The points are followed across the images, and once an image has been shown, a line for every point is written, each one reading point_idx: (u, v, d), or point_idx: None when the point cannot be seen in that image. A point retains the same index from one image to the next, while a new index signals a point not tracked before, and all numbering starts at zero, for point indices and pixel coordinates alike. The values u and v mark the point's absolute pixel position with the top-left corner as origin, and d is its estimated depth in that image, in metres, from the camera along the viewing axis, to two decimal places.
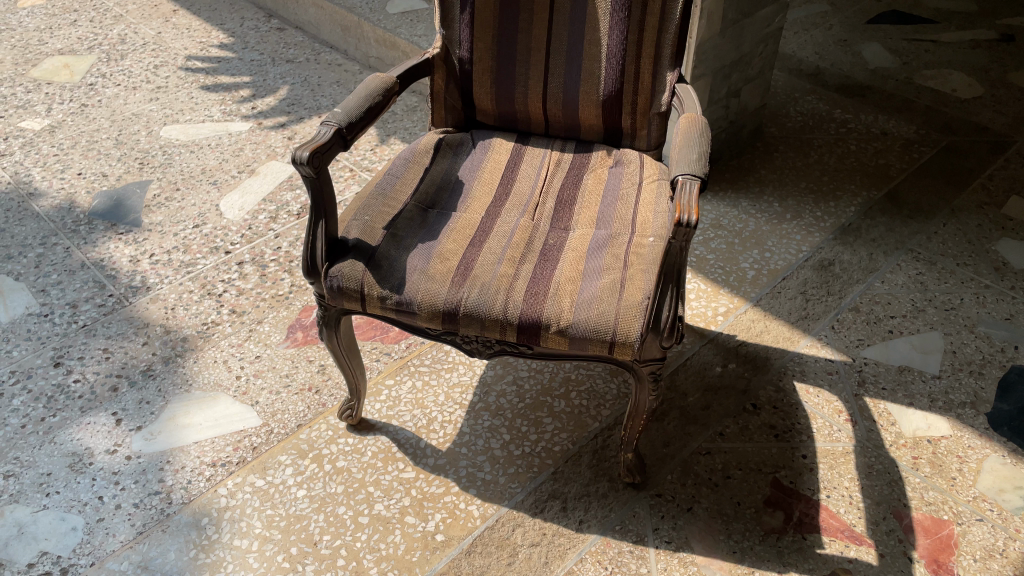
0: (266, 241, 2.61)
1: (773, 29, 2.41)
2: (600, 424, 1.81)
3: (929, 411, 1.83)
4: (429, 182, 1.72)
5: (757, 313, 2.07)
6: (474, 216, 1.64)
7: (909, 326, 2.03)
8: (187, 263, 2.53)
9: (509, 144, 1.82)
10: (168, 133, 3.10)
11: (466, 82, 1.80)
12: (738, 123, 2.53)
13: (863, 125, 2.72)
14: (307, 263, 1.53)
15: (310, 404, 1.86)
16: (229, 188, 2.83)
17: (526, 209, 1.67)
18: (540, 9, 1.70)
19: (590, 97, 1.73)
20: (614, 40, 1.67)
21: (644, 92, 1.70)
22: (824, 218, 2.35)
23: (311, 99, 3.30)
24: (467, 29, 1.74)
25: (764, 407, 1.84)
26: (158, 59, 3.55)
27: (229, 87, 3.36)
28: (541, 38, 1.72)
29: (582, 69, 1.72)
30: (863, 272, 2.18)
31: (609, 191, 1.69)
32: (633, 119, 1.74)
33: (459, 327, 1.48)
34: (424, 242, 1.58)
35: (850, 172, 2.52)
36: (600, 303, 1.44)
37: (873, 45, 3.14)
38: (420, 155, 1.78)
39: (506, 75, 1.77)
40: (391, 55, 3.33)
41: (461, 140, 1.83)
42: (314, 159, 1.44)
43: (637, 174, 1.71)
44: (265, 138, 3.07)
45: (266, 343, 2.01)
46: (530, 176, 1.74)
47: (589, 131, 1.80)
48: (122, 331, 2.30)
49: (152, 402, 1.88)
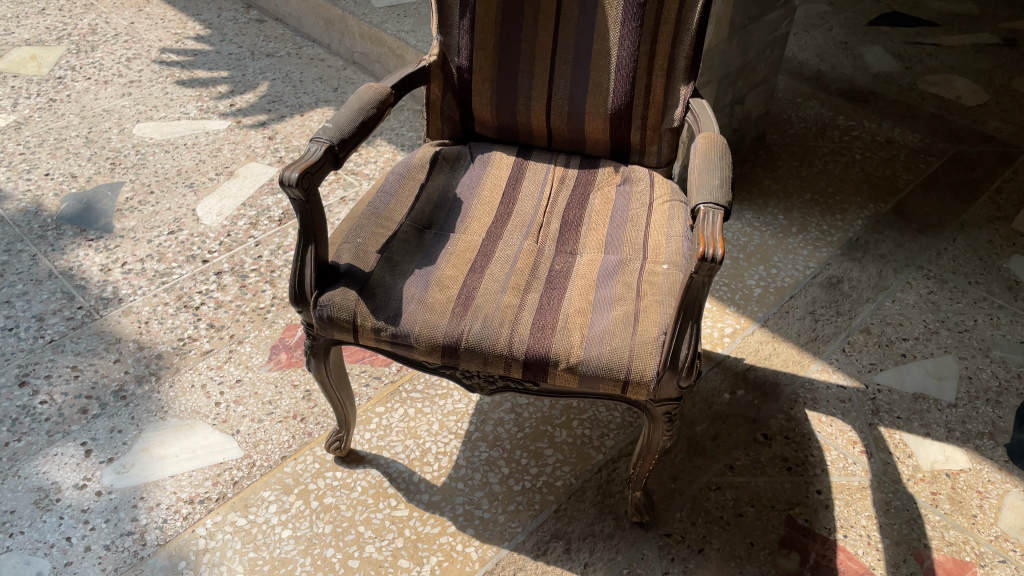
0: (246, 249, 2.48)
1: (780, 34, 2.31)
2: (604, 456, 1.70)
3: (946, 442, 1.76)
4: (425, 200, 1.60)
5: (765, 335, 1.98)
6: (475, 238, 1.54)
7: (922, 349, 1.95)
8: (162, 273, 2.40)
9: (509, 158, 1.71)
10: (142, 131, 2.95)
11: (464, 92, 1.68)
12: (741, 131, 2.43)
13: (867, 133, 2.63)
14: (294, 291, 1.41)
15: (295, 433, 1.74)
16: (207, 191, 2.70)
17: (530, 231, 1.56)
18: (545, 16, 1.58)
19: (597, 111, 1.62)
20: (625, 51, 1.55)
21: (656, 106, 1.59)
22: (831, 232, 2.26)
23: (293, 96, 3.16)
24: (467, 36, 1.62)
25: (775, 438, 1.75)
26: (130, 51, 3.39)
27: (206, 82, 3.21)
28: (546, 47, 1.60)
29: (590, 80, 1.61)
30: (873, 290, 2.10)
31: (618, 213, 1.58)
32: (643, 134, 1.63)
33: (460, 361, 1.37)
34: (421, 267, 1.46)
35: (856, 183, 2.43)
36: (612, 338, 1.34)
37: (875, 48, 3.05)
38: (415, 170, 1.66)
39: (508, 86, 1.65)
40: (377, 51, 3.19)
41: (458, 154, 1.71)
42: (304, 181, 1.32)
43: (647, 194, 1.61)
44: (244, 138, 2.93)
45: (247, 365, 1.88)
46: (533, 194, 1.63)
47: (595, 146, 1.69)
48: (92, 347, 2.18)
49: (124, 431, 1.75)
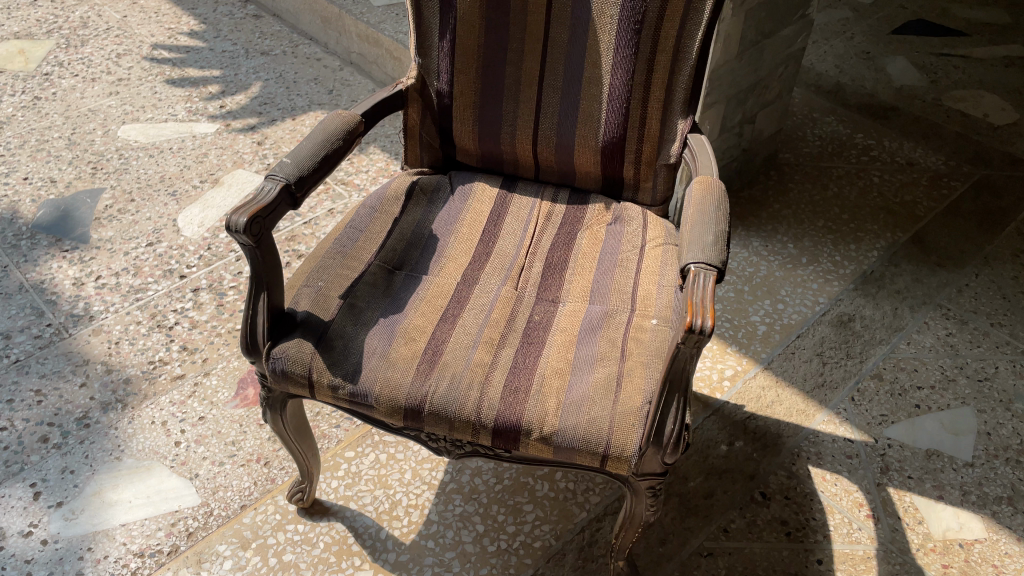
0: (226, 264, 2.37)
1: (795, 50, 2.16)
2: (587, 515, 1.58)
3: (960, 507, 1.61)
4: (397, 237, 1.48)
5: (768, 379, 1.84)
6: (448, 282, 1.41)
7: (938, 400, 1.81)
8: (137, 288, 2.29)
9: (492, 189, 1.57)
10: (127, 133, 2.84)
11: (444, 118, 1.54)
12: (750, 151, 2.28)
13: (887, 153, 2.47)
14: (246, 341, 1.29)
15: (257, 480, 1.62)
16: (189, 201, 2.58)
17: (509, 275, 1.43)
18: (532, 40, 1.44)
19: (587, 143, 1.49)
20: (618, 81, 1.41)
21: (651, 141, 1.45)
22: (844, 264, 2.12)
23: (285, 97, 3.03)
24: (447, 59, 1.48)
25: (775, 498, 1.62)
26: (121, 47, 3.27)
27: (196, 82, 3.09)
28: (533, 73, 1.47)
29: (580, 110, 1.47)
30: (887, 330, 1.95)
31: (607, 257, 1.45)
32: (637, 169, 1.49)
33: (424, 425, 1.25)
34: (387, 316, 1.34)
35: (873, 209, 2.28)
36: (591, 406, 1.21)
37: (898, 59, 2.89)
38: (389, 203, 1.53)
39: (491, 113, 1.52)
40: (374, 52, 3.06)
41: (437, 185, 1.58)
42: (254, 226, 1.19)
43: (639, 236, 1.47)
44: (232, 142, 2.81)
45: (212, 402, 1.77)
46: (515, 232, 1.50)
47: (585, 179, 1.56)
48: (58, 369, 2.07)
49: (77, 472, 1.64)
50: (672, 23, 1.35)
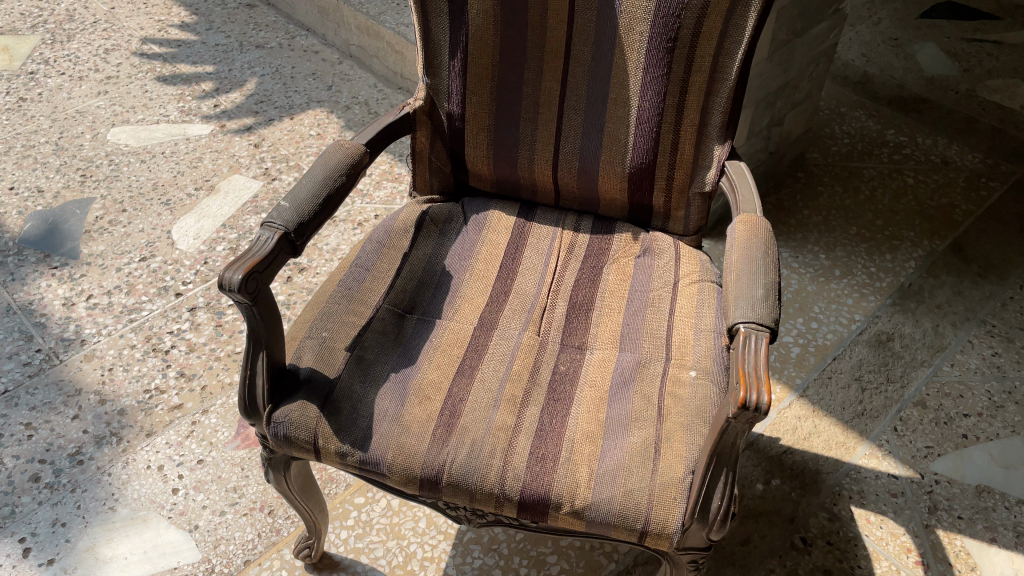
0: None
1: (827, 46, 2.01)
2: (616, 566, 1.47)
3: (1015, 551, 1.50)
4: (407, 276, 1.35)
5: (804, 408, 1.73)
6: (464, 328, 1.29)
7: (985, 429, 1.69)
8: (131, 308, 2.18)
9: (509, 218, 1.45)
10: (116, 136, 2.70)
11: (456, 142, 1.41)
12: (777, 153, 2.15)
13: (920, 151, 2.33)
14: (245, 403, 1.17)
15: (261, 531, 1.52)
16: (184, 210, 2.45)
17: (531, 318, 1.31)
18: (552, 57, 1.30)
19: (613, 170, 1.36)
20: (648, 104, 1.28)
21: (683, 167, 1.32)
22: (880, 276, 1.99)
23: (283, 94, 2.88)
24: (458, 79, 1.34)
25: (816, 544, 1.51)
26: (109, 41, 3.12)
27: (188, 78, 2.94)
28: (553, 93, 1.33)
29: (605, 133, 1.34)
30: (928, 350, 1.83)
31: (636, 296, 1.33)
32: (668, 197, 1.36)
33: (442, 496, 1.13)
34: (399, 371, 1.22)
35: (908, 214, 2.14)
36: (627, 476, 1.09)
37: (928, 46, 2.73)
38: (397, 237, 1.40)
39: (507, 136, 1.39)
40: (374, 44, 2.90)
41: (449, 214, 1.45)
42: (250, 282, 1.07)
43: (672, 271, 1.34)
44: (228, 145, 2.67)
45: (211, 443, 1.66)
46: (536, 268, 1.38)
47: (610, 207, 1.43)
48: (49, 400, 1.96)
49: (69, 525, 1.54)
50: (708, 41, 1.21)
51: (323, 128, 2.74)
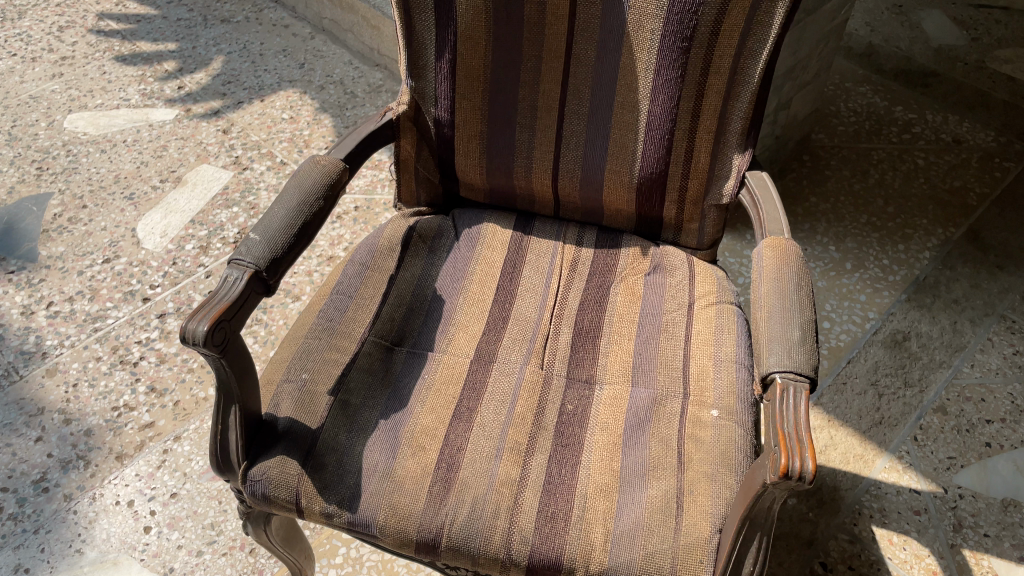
0: (195, 282, 2.10)
1: (838, 22, 1.87)
2: None
3: None
4: (395, 302, 1.22)
5: (819, 417, 1.63)
6: (459, 362, 1.16)
7: (1010, 436, 1.60)
8: (95, 316, 2.03)
9: (505, 231, 1.32)
10: (74, 123, 2.52)
11: (445, 150, 1.28)
12: (783, 137, 2.02)
13: (931, 129, 2.21)
14: (217, 458, 1.05)
15: (242, 572, 1.40)
16: (149, 205, 2.29)
17: (533, 349, 1.18)
18: (551, 57, 1.16)
19: (620, 180, 1.23)
20: (660, 109, 1.15)
21: (698, 178, 1.19)
22: (894, 269, 1.88)
23: (252, 74, 2.70)
24: (447, 82, 1.20)
25: (838, 570, 1.41)
26: (63, 18, 2.92)
27: (150, 58, 2.75)
28: (553, 96, 1.20)
29: (611, 140, 1.21)
30: (947, 350, 1.73)
31: (648, 321, 1.21)
32: (680, 208, 1.24)
33: (440, 559, 1.01)
34: (388, 416, 1.10)
35: (921, 199, 2.03)
36: (648, 536, 0.97)
37: (934, 13, 2.59)
38: (382, 257, 1.26)
39: (501, 144, 1.25)
40: (349, 18, 2.72)
41: (438, 228, 1.32)
42: (217, 333, 0.94)
43: (686, 292, 1.22)
44: (194, 131, 2.50)
45: (185, 473, 1.55)
46: (535, 289, 1.25)
47: (616, 217, 1.31)
48: (10, 421, 1.83)
49: (33, 571, 1.42)
50: (729, 40, 1.07)
51: (297, 111, 2.57)
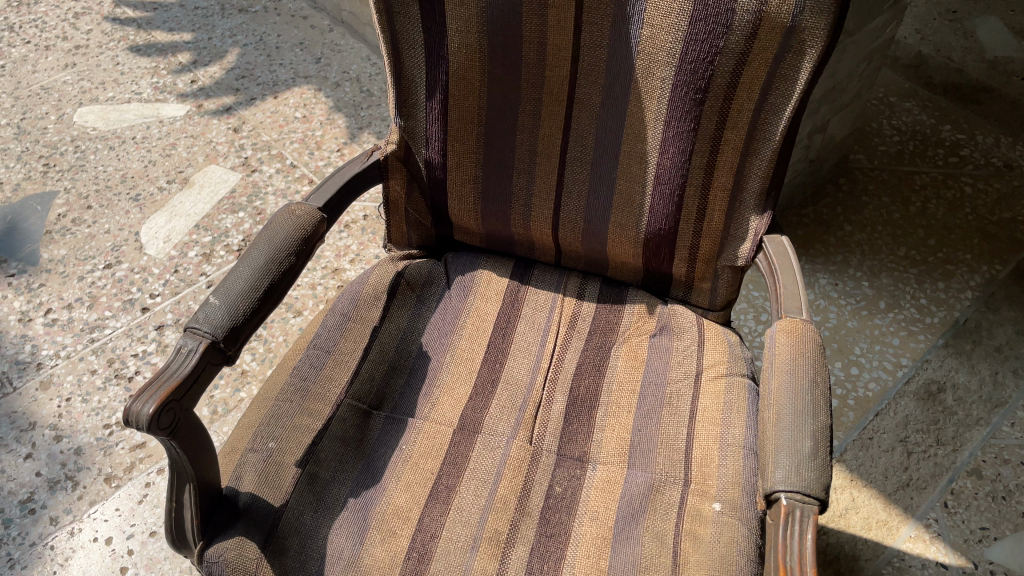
0: (195, 292, 2.02)
1: (882, 41, 1.73)
2: None
3: None
4: (376, 359, 1.13)
5: (840, 476, 1.51)
6: (442, 431, 1.07)
7: None
8: (93, 325, 1.97)
9: (500, 280, 1.22)
10: (83, 118, 2.46)
11: (436, 193, 1.18)
12: (817, 161, 1.88)
13: (980, 152, 2.05)
14: (173, 535, 0.96)
15: None
16: (154, 207, 2.22)
17: (523, 419, 1.08)
18: (552, 101, 1.06)
19: (625, 234, 1.12)
20: (669, 163, 1.03)
21: (711, 236, 1.08)
22: (931, 310, 1.75)
23: (266, 68, 2.62)
24: (438, 123, 1.10)
25: None
26: (79, 5, 2.88)
27: (164, 49, 2.68)
28: (554, 142, 1.09)
29: (616, 191, 1.10)
30: (986, 407, 1.60)
31: (651, 392, 1.10)
32: (691, 267, 1.13)
33: None
34: (360, 494, 1.01)
35: (965, 231, 1.88)
36: None
37: (991, 20, 2.41)
38: (365, 307, 1.17)
39: (498, 189, 1.15)
40: (368, 11, 2.60)
41: (429, 275, 1.23)
42: (165, 415, 0.86)
43: (693, 359, 1.11)
44: (205, 129, 2.42)
45: None
46: (529, 349, 1.15)
47: (621, 271, 1.20)
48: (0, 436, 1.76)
49: None
50: (748, 93, 0.96)
51: (310, 109, 2.47)
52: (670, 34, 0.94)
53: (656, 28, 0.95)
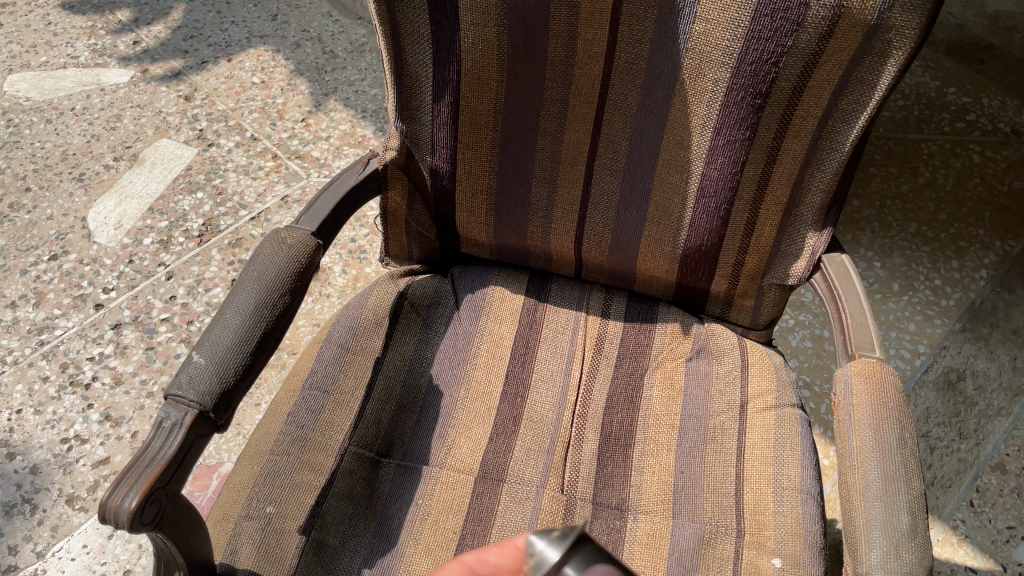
0: (154, 284, 1.83)
1: None
2: None
3: None
4: (381, 397, 1.01)
5: None
6: (462, 480, 0.95)
7: None
8: (41, 325, 1.78)
9: (514, 298, 1.12)
10: (15, 86, 2.23)
11: (443, 205, 1.05)
12: None
13: (987, 116, 1.96)
14: None
15: None
16: (101, 188, 2.02)
17: (553, 463, 0.98)
18: (580, 102, 0.91)
19: (660, 249, 1.00)
20: (717, 174, 0.90)
21: (759, 252, 0.96)
22: (947, 291, 1.67)
23: (216, 27, 2.41)
24: (446, 127, 0.95)
25: None
26: None
27: (100, 6, 2.47)
28: (580, 148, 0.95)
29: (651, 202, 0.96)
30: (1007, 395, 1.53)
31: (691, 427, 0.98)
32: (733, 284, 1.01)
33: None
34: (374, 563, 0.88)
35: (976, 203, 1.80)
36: None
37: None
38: (366, 336, 1.03)
39: (514, 200, 1.02)
40: None
41: (434, 295, 1.12)
42: (151, 507, 0.72)
43: (737, 388, 0.99)
44: (152, 96, 2.21)
45: None
46: (554, 378, 1.06)
47: (651, 285, 1.08)
48: None
49: None
50: (816, 98, 0.82)
51: (269, 74, 2.27)
52: (728, 30, 0.79)
53: (710, 23, 0.80)
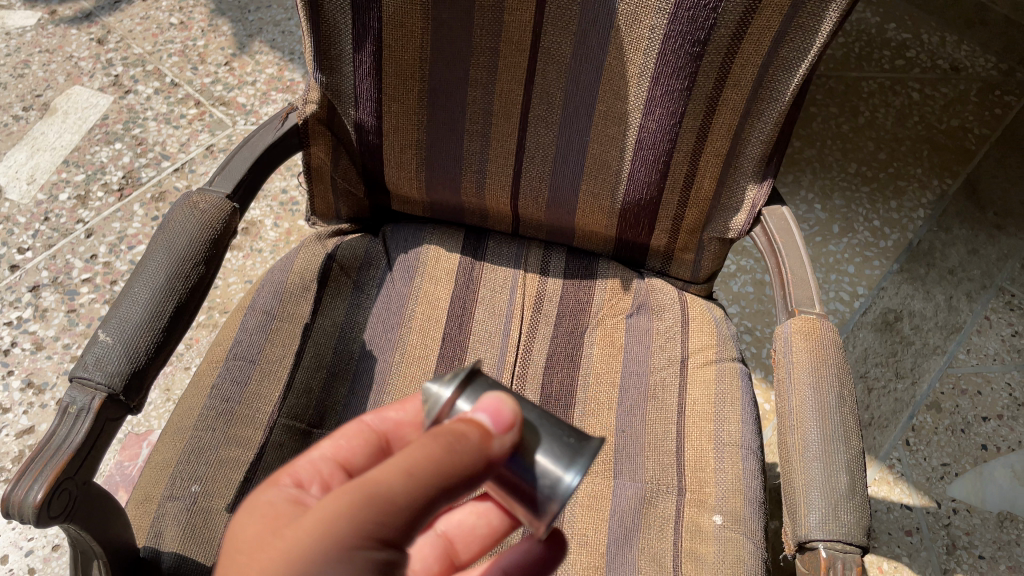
0: (73, 243, 1.73)
1: None
2: None
3: None
4: (311, 365, 0.97)
5: None
6: None
7: (1008, 436, 1.44)
8: None
9: (450, 256, 1.08)
10: None
11: (370, 160, 0.99)
12: None
13: (927, 52, 1.94)
14: None
15: None
16: (11, 141, 1.89)
17: None
18: (512, 50, 0.86)
19: (599, 203, 0.96)
20: (655, 127, 0.86)
21: (699, 206, 0.93)
22: (885, 232, 1.67)
23: None
24: (369, 79, 0.89)
25: None
26: None
27: None
28: (513, 98, 0.90)
29: (588, 155, 0.92)
30: (942, 334, 1.55)
31: (632, 384, 0.97)
32: (672, 238, 0.98)
33: None
34: None
35: (915, 142, 1.79)
36: None
37: None
38: (293, 301, 0.99)
39: (446, 155, 0.97)
40: None
41: (365, 257, 1.07)
42: (60, 498, 0.67)
43: (679, 342, 0.97)
44: (62, 40, 2.07)
45: None
46: (491, 340, 1.03)
47: (590, 239, 1.05)
48: None
49: None
50: (755, 46, 0.77)
51: (187, 14, 2.14)
52: None
53: None
